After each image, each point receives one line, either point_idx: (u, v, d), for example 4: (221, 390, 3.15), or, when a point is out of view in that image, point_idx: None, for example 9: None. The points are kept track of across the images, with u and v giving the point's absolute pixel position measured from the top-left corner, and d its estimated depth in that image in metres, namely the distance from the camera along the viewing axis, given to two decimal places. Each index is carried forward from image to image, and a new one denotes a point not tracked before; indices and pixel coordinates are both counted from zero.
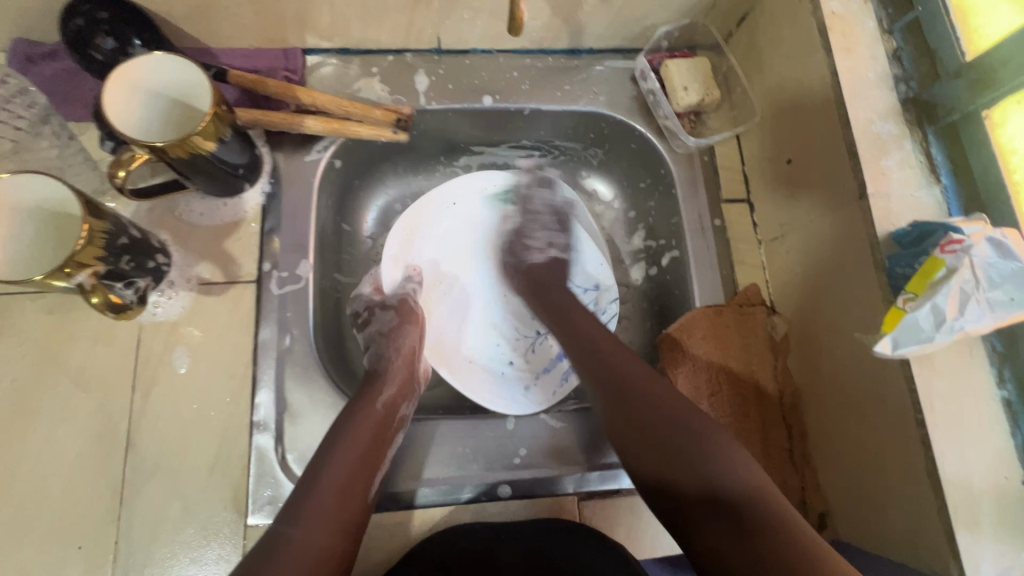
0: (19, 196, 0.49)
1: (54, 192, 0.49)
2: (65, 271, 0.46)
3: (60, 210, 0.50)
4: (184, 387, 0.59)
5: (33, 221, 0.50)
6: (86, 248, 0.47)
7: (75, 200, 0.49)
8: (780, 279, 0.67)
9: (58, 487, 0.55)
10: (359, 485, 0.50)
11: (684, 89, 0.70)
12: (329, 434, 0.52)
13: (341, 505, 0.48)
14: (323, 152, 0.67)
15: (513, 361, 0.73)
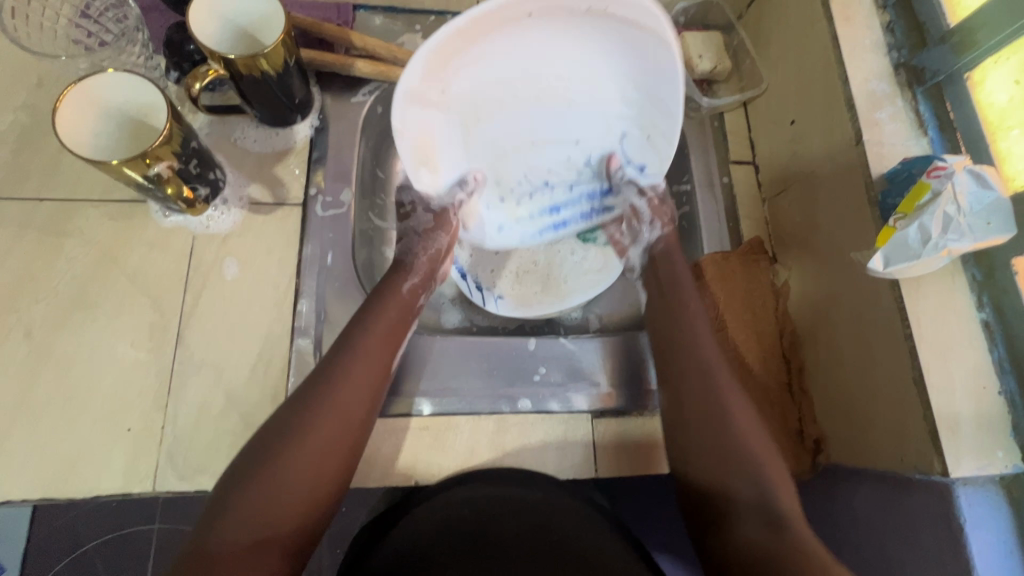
0: (106, 93, 0.54)
1: (139, 92, 0.54)
2: (146, 162, 0.52)
3: (143, 111, 0.56)
4: (232, 293, 0.63)
5: (119, 118, 0.56)
6: (166, 144, 0.52)
7: (161, 101, 0.54)
8: (783, 231, 0.73)
9: (111, 374, 0.58)
10: (371, 384, 0.54)
11: (699, 57, 0.77)
12: (358, 315, 0.58)
13: (346, 411, 0.52)
14: (368, 96, 0.72)
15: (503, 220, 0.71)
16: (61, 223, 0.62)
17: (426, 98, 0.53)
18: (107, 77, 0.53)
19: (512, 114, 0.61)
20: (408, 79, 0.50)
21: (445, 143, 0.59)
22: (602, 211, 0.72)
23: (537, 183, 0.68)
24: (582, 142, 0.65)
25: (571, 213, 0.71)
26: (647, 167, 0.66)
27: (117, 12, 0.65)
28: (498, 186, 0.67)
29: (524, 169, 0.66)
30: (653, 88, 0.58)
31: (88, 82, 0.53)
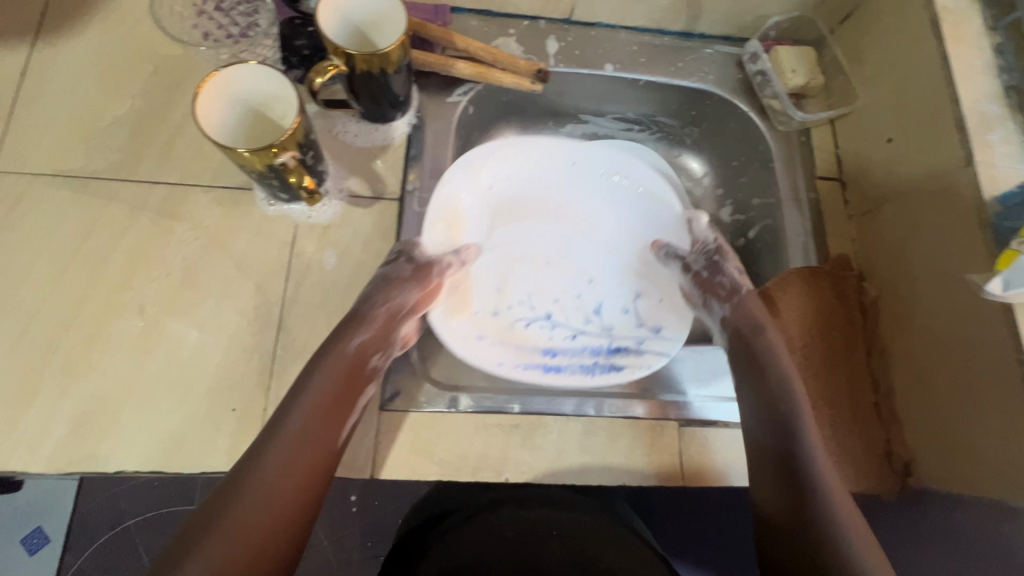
0: (238, 83, 0.56)
1: (269, 82, 0.56)
2: (273, 152, 0.54)
3: (270, 99, 0.57)
4: (331, 282, 0.64)
5: (247, 107, 0.58)
6: (293, 136, 0.54)
7: (291, 91, 0.56)
8: (870, 249, 0.73)
9: (217, 355, 0.60)
10: (327, 401, 0.53)
11: (792, 72, 0.77)
12: (298, 382, 0.54)
13: (308, 428, 0.51)
14: (463, 96, 0.74)
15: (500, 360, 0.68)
16: (173, 207, 0.65)
17: (466, 175, 0.74)
18: (240, 69, 0.55)
19: (544, 234, 0.79)
20: (467, 157, 0.74)
21: (469, 226, 0.75)
22: (611, 371, 0.70)
23: (540, 313, 0.74)
24: (593, 282, 0.77)
25: (571, 365, 0.70)
26: (647, 341, 0.73)
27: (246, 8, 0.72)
28: (501, 300, 0.73)
29: (529, 289, 0.75)
30: (660, 279, 0.78)
31: (223, 72, 0.55)
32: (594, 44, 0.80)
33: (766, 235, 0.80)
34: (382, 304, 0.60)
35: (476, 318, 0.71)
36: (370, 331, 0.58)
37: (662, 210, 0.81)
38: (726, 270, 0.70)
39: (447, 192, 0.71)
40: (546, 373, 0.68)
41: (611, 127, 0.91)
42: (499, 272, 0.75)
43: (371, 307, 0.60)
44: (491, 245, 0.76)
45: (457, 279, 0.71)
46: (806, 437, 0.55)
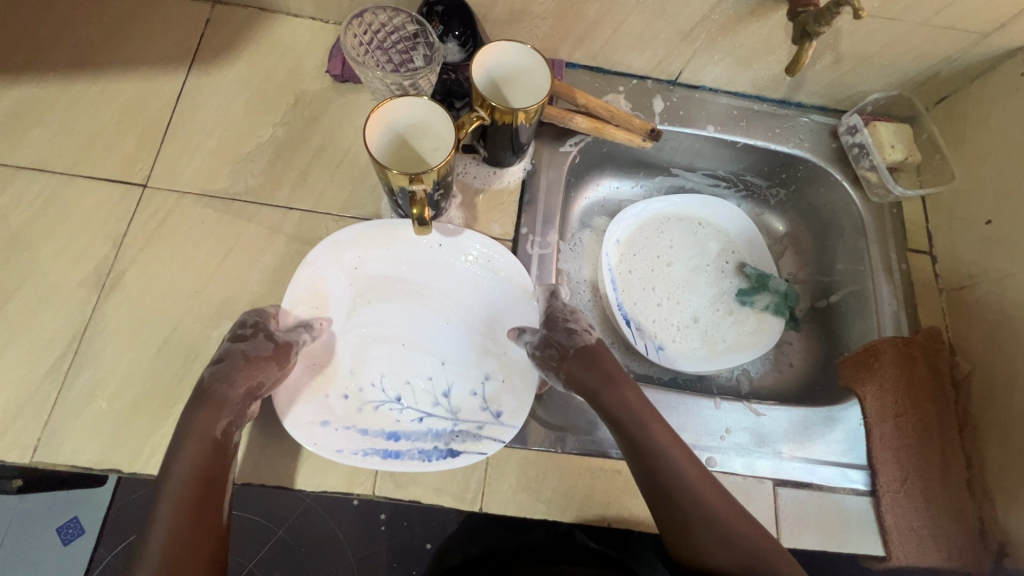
0: (396, 115, 0.60)
1: (425, 116, 0.61)
2: (415, 181, 0.56)
3: (418, 131, 0.62)
4: (447, 317, 0.67)
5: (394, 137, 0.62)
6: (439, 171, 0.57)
7: (447, 127, 0.60)
8: (964, 324, 0.74)
9: (334, 378, 0.63)
10: (206, 452, 0.52)
11: (891, 147, 0.80)
12: (168, 461, 0.52)
13: (192, 466, 0.51)
14: (574, 147, 0.79)
15: (365, 450, 0.60)
16: (306, 233, 0.69)
17: (334, 265, 0.66)
18: (406, 102, 0.59)
19: (396, 310, 0.67)
20: (350, 230, 0.66)
21: (335, 308, 0.66)
22: (448, 457, 0.60)
23: (388, 396, 0.63)
24: (447, 363, 0.66)
25: (410, 447, 0.61)
26: (487, 426, 0.62)
27: (405, 45, 0.71)
28: (346, 380, 0.63)
29: (384, 370, 0.65)
30: (516, 359, 0.65)
31: (389, 103, 0.59)
32: (697, 106, 0.84)
33: (851, 300, 0.82)
34: (236, 358, 0.57)
35: (326, 402, 0.62)
36: (232, 384, 0.55)
37: (527, 306, 0.67)
38: (557, 324, 0.64)
39: (310, 276, 0.65)
40: (384, 459, 0.59)
41: (698, 182, 0.94)
42: (354, 350, 0.65)
43: (221, 376, 0.55)
44: (345, 318, 0.66)
45: (317, 358, 0.63)
46: (690, 478, 0.57)
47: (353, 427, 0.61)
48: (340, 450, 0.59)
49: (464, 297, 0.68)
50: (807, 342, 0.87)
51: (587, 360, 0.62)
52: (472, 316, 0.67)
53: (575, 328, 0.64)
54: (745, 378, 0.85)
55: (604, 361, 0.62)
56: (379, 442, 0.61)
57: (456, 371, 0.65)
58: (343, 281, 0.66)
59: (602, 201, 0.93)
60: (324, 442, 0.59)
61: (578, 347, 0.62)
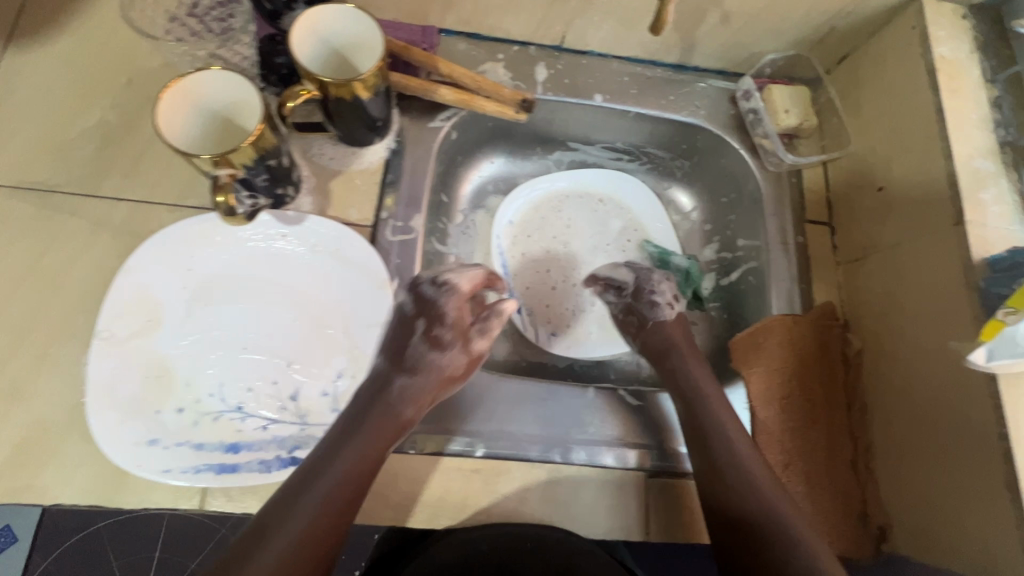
0: (202, 92, 0.53)
1: (235, 91, 0.54)
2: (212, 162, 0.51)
3: (233, 109, 0.55)
4: (295, 316, 0.61)
5: (206, 116, 0.55)
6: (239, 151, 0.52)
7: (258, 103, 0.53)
8: (858, 298, 0.70)
9: (155, 387, 0.57)
10: (383, 443, 0.55)
11: (785, 112, 0.75)
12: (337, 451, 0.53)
13: (353, 483, 0.52)
14: (446, 121, 0.73)
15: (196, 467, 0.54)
16: (137, 226, 0.63)
17: (167, 267, 0.61)
18: (215, 75, 0.53)
19: (237, 311, 0.61)
20: (185, 227, 0.62)
21: (168, 311, 0.60)
22: (290, 465, 0.55)
23: (228, 406, 0.58)
24: (295, 365, 0.60)
25: (250, 459, 0.55)
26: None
27: (221, 11, 0.66)
28: (181, 392, 0.57)
29: (222, 376, 0.59)
30: (367, 352, 0.61)
31: (189, 78, 0.52)
32: (585, 73, 0.78)
33: (750, 278, 0.78)
34: (438, 369, 0.60)
35: (157, 418, 0.56)
36: (461, 367, 0.61)
37: (377, 296, 0.62)
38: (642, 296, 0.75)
39: (135, 282, 0.60)
40: (219, 475, 0.54)
41: (600, 156, 0.88)
42: (189, 357, 0.59)
43: (449, 364, 0.61)
44: (178, 325, 0.59)
45: (149, 371, 0.57)
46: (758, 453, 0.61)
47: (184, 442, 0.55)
48: (166, 470, 0.53)
49: (314, 292, 0.62)
50: (710, 321, 0.82)
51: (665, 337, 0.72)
52: (324, 311, 0.62)
53: (658, 300, 0.74)
54: (646, 360, 0.81)
55: (680, 338, 0.72)
56: (214, 456, 0.55)
57: (305, 373, 0.60)
58: (176, 283, 0.60)
59: (497, 178, 0.87)
60: (148, 460, 0.53)
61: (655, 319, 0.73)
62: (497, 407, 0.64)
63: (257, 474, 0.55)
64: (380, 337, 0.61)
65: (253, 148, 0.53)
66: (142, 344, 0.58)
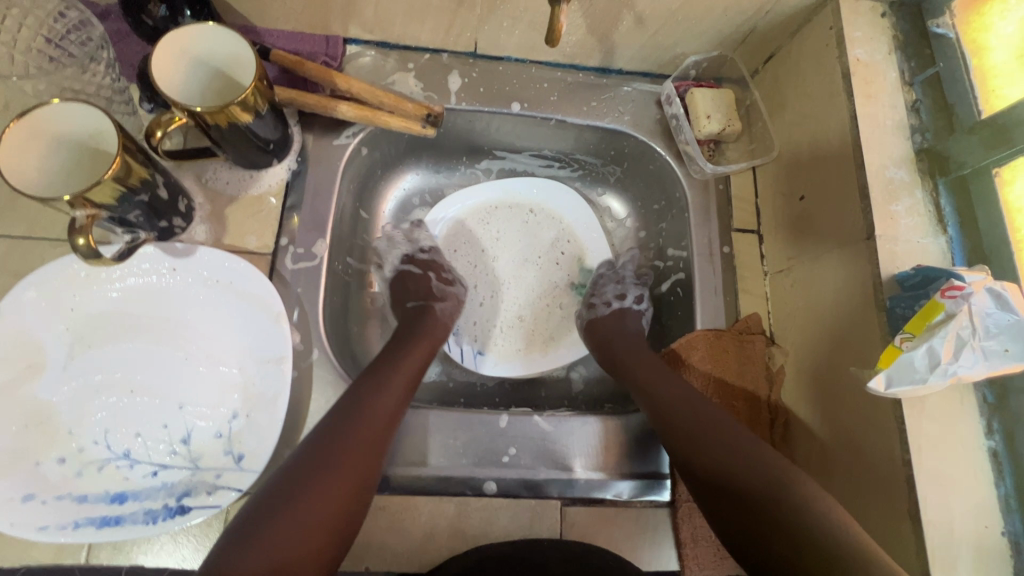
0: (57, 124, 0.50)
1: (93, 122, 0.50)
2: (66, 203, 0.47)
3: (95, 141, 0.52)
4: (187, 354, 0.59)
5: (66, 149, 0.52)
6: (95, 189, 0.48)
7: (116, 134, 0.49)
8: (782, 310, 0.68)
9: (30, 438, 0.54)
10: (399, 394, 0.58)
11: (707, 117, 0.72)
12: (354, 399, 0.55)
13: (354, 474, 0.51)
14: (352, 138, 0.69)
15: (76, 522, 0.51)
16: (15, 264, 0.59)
17: (43, 307, 0.56)
18: (69, 107, 0.49)
19: (123, 351, 0.58)
20: (62, 263, 0.57)
21: (48, 354, 0.56)
22: (178, 515, 0.53)
23: (115, 453, 0.55)
24: (187, 406, 0.57)
25: (136, 510, 0.53)
26: (226, 474, 0.55)
27: (80, 34, 0.56)
28: (63, 441, 0.54)
29: (107, 422, 0.56)
30: (263, 389, 0.58)
31: (39, 111, 0.49)
32: (502, 80, 0.75)
33: (678, 289, 0.76)
34: (455, 296, 0.76)
35: (35, 470, 0.53)
36: (454, 315, 0.74)
37: (274, 331, 0.59)
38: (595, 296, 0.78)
39: (4, 325, 0.55)
40: (101, 529, 0.52)
41: (529, 164, 0.85)
42: (71, 402, 0.55)
43: (449, 312, 0.74)
44: (58, 369, 0.56)
45: (26, 420, 0.54)
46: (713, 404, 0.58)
47: (65, 495, 0.52)
48: (43, 526, 0.51)
49: (209, 328, 0.59)
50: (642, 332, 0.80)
51: (594, 330, 0.74)
52: (219, 348, 0.59)
53: (606, 299, 0.77)
54: (577, 376, 0.79)
55: (615, 326, 0.73)
56: (97, 508, 0.52)
57: (198, 414, 0.57)
58: (57, 325, 0.56)
59: (422, 191, 0.84)
60: (21, 518, 0.51)
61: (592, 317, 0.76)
62: (404, 442, 0.61)
63: (143, 526, 0.52)
64: (277, 374, 0.58)
65: (115, 186, 0.49)
66: (18, 392, 0.54)
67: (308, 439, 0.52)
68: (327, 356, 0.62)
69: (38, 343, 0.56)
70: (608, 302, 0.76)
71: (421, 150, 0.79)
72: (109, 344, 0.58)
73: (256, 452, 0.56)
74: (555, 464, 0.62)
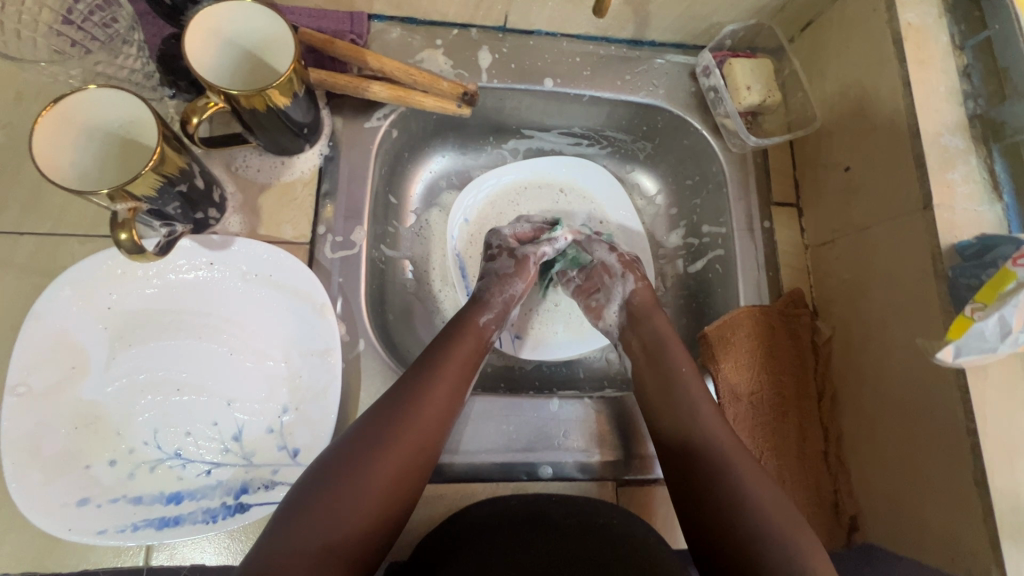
0: (88, 113, 0.47)
1: (127, 109, 0.48)
2: (107, 195, 0.45)
3: (128, 130, 0.49)
4: (232, 349, 0.57)
5: (98, 139, 0.49)
6: (137, 181, 0.45)
7: (153, 121, 0.47)
8: (826, 284, 0.68)
9: (81, 441, 0.52)
10: (457, 375, 0.56)
11: (747, 89, 0.70)
12: (413, 378, 0.54)
13: (405, 456, 0.49)
14: (383, 120, 0.67)
15: (134, 524, 0.50)
16: (43, 263, 0.57)
17: (80, 307, 0.54)
18: (99, 94, 0.47)
19: (168, 349, 0.56)
20: (97, 260, 0.55)
21: (88, 355, 0.54)
22: (237, 513, 0.52)
23: (166, 453, 0.53)
24: (235, 403, 0.56)
25: (194, 509, 0.52)
26: (282, 469, 0.54)
27: (103, 15, 0.54)
28: (112, 443, 0.53)
29: (156, 422, 0.54)
30: (311, 382, 0.56)
31: (69, 99, 0.46)
32: (533, 55, 0.72)
33: (717, 265, 0.75)
34: (495, 272, 0.68)
35: (88, 473, 0.52)
36: (495, 289, 0.66)
37: (320, 322, 0.57)
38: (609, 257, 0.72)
39: (44, 327, 0.53)
40: (160, 530, 0.51)
41: (557, 142, 0.83)
42: (118, 403, 0.54)
43: (485, 289, 0.66)
44: (102, 369, 0.54)
45: (75, 422, 0.53)
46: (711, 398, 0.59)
47: (119, 498, 0.51)
48: (102, 530, 0.50)
49: (253, 323, 0.58)
50: (680, 310, 0.79)
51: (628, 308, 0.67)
52: (264, 342, 0.57)
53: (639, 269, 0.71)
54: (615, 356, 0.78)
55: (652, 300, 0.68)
56: (153, 509, 0.51)
57: (246, 410, 0.56)
58: (96, 324, 0.55)
59: (449, 173, 0.81)
60: (79, 522, 0.49)
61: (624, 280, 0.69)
62: (458, 429, 0.60)
63: (200, 526, 0.51)
64: (325, 365, 0.57)
65: (154, 177, 0.47)
66: (64, 394, 0.53)
67: (367, 415, 0.51)
68: (374, 346, 0.60)
69: (78, 344, 0.54)
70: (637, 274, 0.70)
71: (449, 130, 0.76)
72: (154, 341, 0.56)
73: (310, 446, 0.55)
74: (608, 446, 0.62)
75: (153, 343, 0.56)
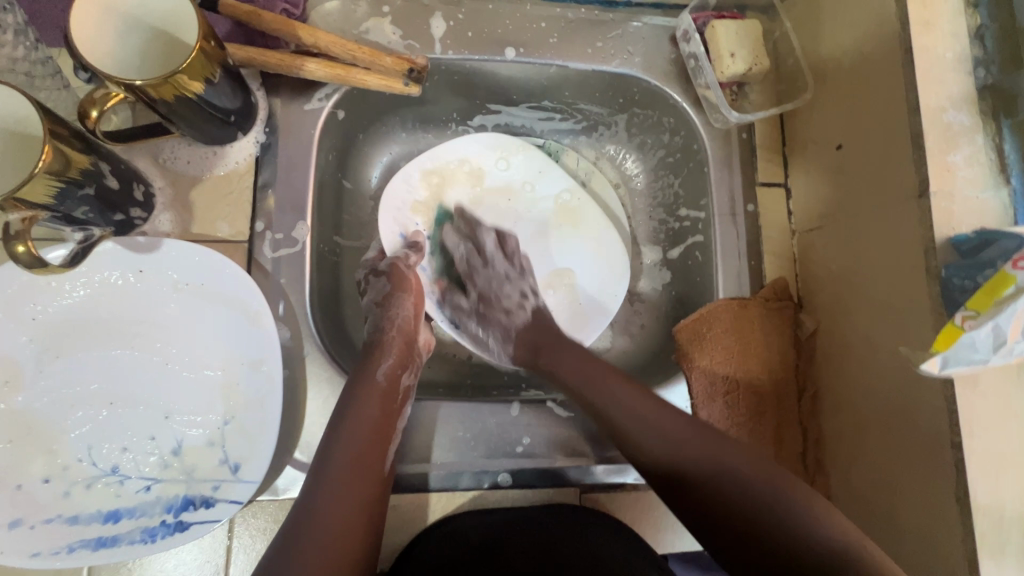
0: None
1: (12, 102, 0.43)
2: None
3: (17, 124, 0.44)
4: (166, 359, 0.54)
5: None
6: (27, 189, 0.41)
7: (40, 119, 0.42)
8: (810, 275, 0.63)
9: (7, 458, 0.50)
10: (377, 398, 0.51)
11: (731, 56, 0.63)
12: (336, 422, 0.49)
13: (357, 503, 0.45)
14: (325, 101, 0.61)
15: (72, 544, 0.49)
16: None
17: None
18: None
19: (98, 360, 0.53)
20: (11, 268, 0.50)
21: (8, 367, 0.51)
22: (177, 532, 0.50)
23: (102, 469, 0.51)
24: (173, 416, 0.53)
25: (132, 528, 0.50)
26: (223, 486, 0.51)
27: None
28: (45, 460, 0.51)
29: (91, 438, 0.52)
30: (247, 392, 0.53)
31: None
32: (492, 21, 0.65)
33: (696, 253, 0.69)
34: (376, 300, 0.59)
35: (18, 491, 0.49)
36: (393, 312, 0.58)
37: (257, 330, 0.54)
38: (493, 304, 0.66)
39: None
40: (97, 550, 0.49)
41: (527, 117, 0.75)
42: (48, 416, 0.51)
43: (382, 321, 0.57)
44: (33, 384, 0.51)
45: (4, 437, 0.50)
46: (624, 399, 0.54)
47: (57, 516, 0.49)
48: (38, 552, 0.48)
49: (188, 331, 0.54)
50: (659, 299, 0.74)
51: (524, 343, 0.64)
52: (201, 352, 0.54)
53: (509, 305, 0.66)
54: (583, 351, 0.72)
55: (536, 334, 0.63)
56: (92, 528, 0.50)
57: (185, 423, 0.53)
58: (16, 334, 0.51)
59: (410, 154, 0.74)
60: (12, 543, 0.48)
61: (514, 327, 0.65)
62: (414, 437, 0.57)
63: (140, 547, 0.50)
64: (262, 375, 0.53)
65: (49, 182, 0.42)
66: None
67: (305, 479, 0.46)
68: (321, 351, 0.57)
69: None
70: (519, 304, 0.66)
71: (405, 108, 0.69)
72: (82, 353, 0.52)
73: (250, 462, 0.52)
74: (572, 452, 0.59)
75: (82, 354, 0.52)
